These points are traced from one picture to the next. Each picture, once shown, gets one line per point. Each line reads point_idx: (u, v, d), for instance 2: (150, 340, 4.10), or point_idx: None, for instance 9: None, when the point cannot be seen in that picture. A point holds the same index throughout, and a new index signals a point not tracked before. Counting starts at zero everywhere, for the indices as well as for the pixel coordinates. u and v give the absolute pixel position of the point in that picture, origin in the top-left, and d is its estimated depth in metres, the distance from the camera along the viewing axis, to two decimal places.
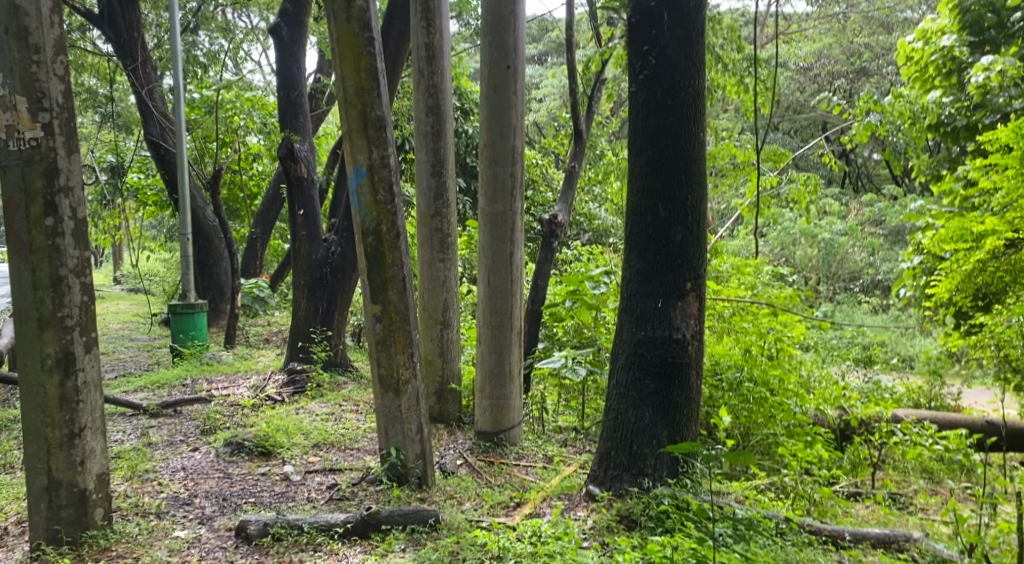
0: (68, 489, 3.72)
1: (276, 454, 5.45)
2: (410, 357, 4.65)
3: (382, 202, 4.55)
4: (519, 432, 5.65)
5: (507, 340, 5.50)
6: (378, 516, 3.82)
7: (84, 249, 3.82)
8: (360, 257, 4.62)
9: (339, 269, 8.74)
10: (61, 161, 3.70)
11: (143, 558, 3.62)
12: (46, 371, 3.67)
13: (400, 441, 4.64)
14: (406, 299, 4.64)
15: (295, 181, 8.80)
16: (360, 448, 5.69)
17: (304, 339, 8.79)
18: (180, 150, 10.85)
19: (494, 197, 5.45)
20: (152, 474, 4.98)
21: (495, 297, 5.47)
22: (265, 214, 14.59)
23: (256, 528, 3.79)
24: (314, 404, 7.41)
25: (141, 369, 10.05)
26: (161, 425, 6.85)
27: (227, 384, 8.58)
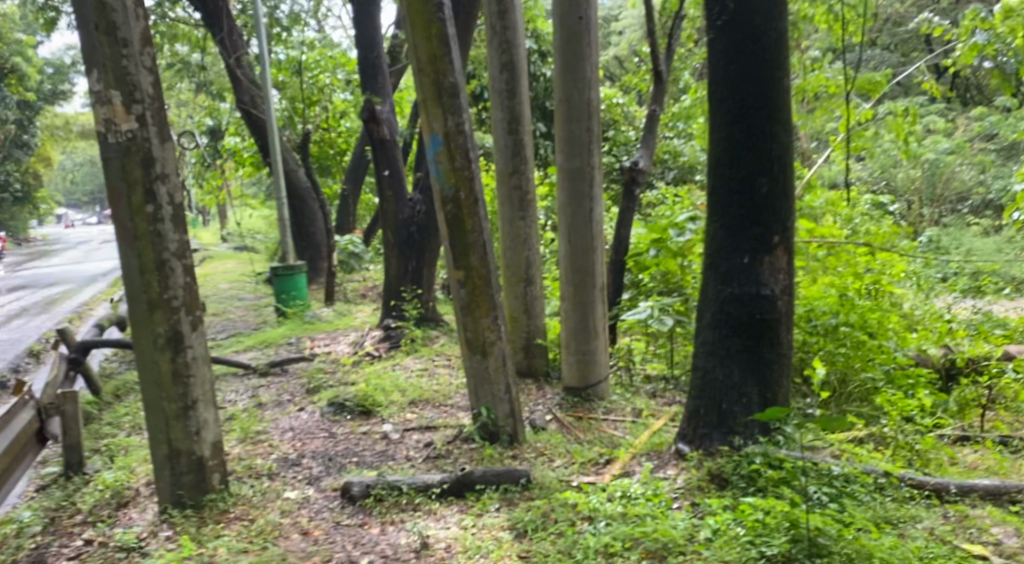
0: (187, 457, 4.04)
1: (375, 412, 5.70)
2: (495, 320, 4.73)
3: (459, 168, 4.57)
4: (607, 387, 5.67)
5: (591, 297, 5.48)
6: (472, 476, 3.97)
7: (183, 233, 4.04)
8: (441, 224, 4.69)
9: (426, 226, 8.89)
10: (155, 150, 3.89)
11: (259, 520, 3.90)
12: (159, 349, 3.95)
13: (491, 401, 4.78)
14: (487, 263, 4.69)
15: (379, 142, 8.95)
16: (454, 405, 5.86)
17: (397, 297, 9.06)
18: (270, 116, 11.18)
19: (571, 153, 5.36)
20: (263, 435, 5.32)
21: (576, 255, 5.43)
22: (354, 170, 14.92)
23: (359, 489, 4.01)
24: (410, 360, 7.67)
25: (249, 328, 10.65)
26: (270, 385, 7.27)
27: (328, 341, 8.98)
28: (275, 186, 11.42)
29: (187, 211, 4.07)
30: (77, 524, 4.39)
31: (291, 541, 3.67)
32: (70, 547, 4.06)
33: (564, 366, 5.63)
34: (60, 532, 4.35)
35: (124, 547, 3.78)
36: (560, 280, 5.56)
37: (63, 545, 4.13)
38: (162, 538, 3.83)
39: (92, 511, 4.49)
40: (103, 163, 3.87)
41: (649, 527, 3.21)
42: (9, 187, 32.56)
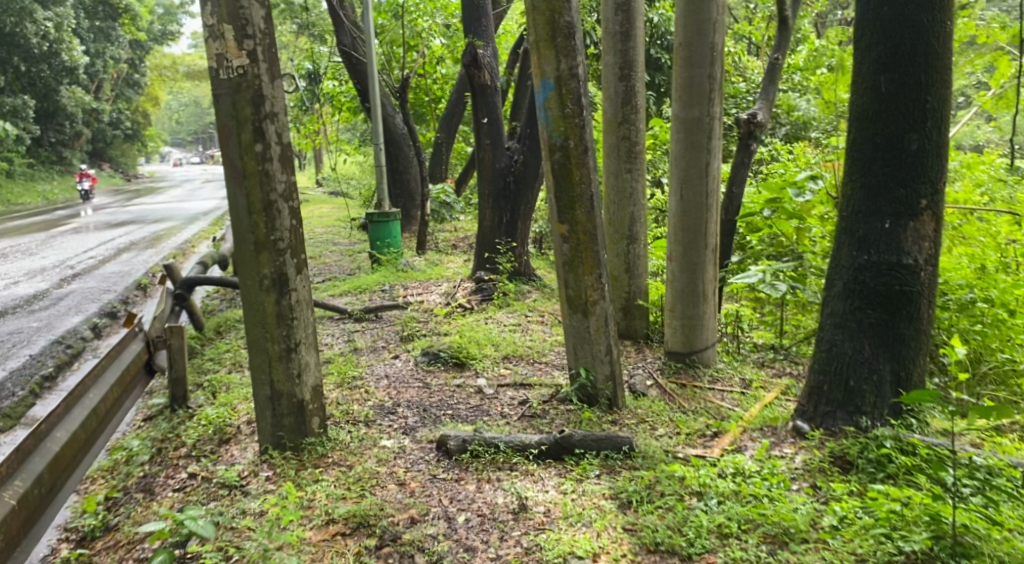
0: (288, 399, 4.04)
1: (470, 365, 5.61)
2: (599, 278, 4.49)
3: (570, 115, 4.32)
4: (713, 353, 5.38)
5: (703, 257, 5.18)
6: (571, 440, 3.80)
7: (290, 174, 3.98)
8: (547, 175, 4.47)
9: (523, 178, 8.67)
10: (265, 88, 3.80)
11: (355, 467, 3.87)
12: (264, 290, 3.94)
13: (591, 362, 4.57)
14: (594, 218, 4.44)
15: (479, 89, 8.75)
16: (548, 362, 5.70)
17: (491, 249, 8.93)
18: (370, 61, 11.14)
19: (689, 102, 5.01)
20: (359, 381, 5.32)
21: (689, 212, 5.13)
22: (449, 118, 14.81)
23: (456, 444, 3.91)
24: (503, 314, 7.55)
25: (345, 273, 10.79)
26: (365, 331, 7.32)
27: (421, 290, 8.97)
28: (373, 132, 11.43)
29: (294, 151, 4.00)
30: (182, 457, 4.52)
31: (387, 491, 3.61)
32: (176, 479, 4.19)
33: (668, 328, 5.38)
34: (167, 464, 4.50)
35: (226, 484, 3.84)
36: (670, 238, 5.27)
37: (169, 477, 4.25)
38: (261, 479, 3.85)
39: (196, 445, 4.62)
40: (213, 99, 3.82)
41: (768, 510, 2.99)
42: (123, 126, 34.17)
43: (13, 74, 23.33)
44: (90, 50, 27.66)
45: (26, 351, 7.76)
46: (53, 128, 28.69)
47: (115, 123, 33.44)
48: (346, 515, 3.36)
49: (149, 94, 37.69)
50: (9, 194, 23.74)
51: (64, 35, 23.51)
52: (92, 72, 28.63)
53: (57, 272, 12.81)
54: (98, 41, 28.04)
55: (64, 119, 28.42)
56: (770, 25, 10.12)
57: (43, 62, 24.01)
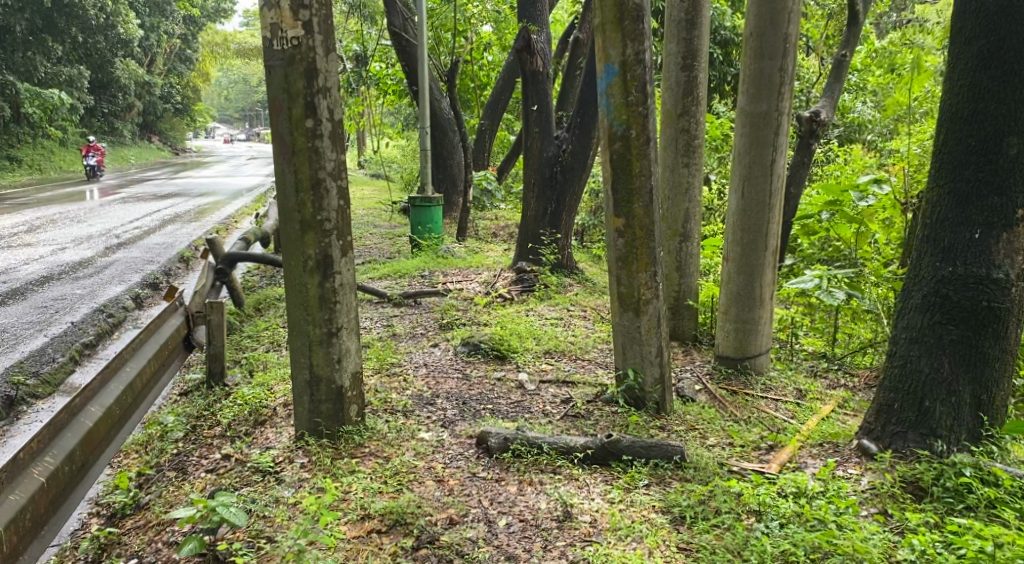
0: (327, 385, 3.91)
1: (511, 358, 5.44)
2: (653, 276, 4.27)
3: (633, 104, 4.10)
4: (767, 360, 5.13)
5: (762, 260, 4.92)
6: (618, 445, 3.62)
7: (340, 153, 3.84)
8: (605, 165, 4.26)
9: (571, 168, 8.45)
10: (320, 61, 3.66)
11: (392, 459, 3.73)
12: (307, 272, 3.81)
13: (639, 363, 4.37)
14: (652, 213, 4.22)
15: (531, 75, 8.54)
16: (592, 360, 5.51)
17: (535, 240, 8.74)
18: (421, 43, 10.99)
19: (757, 96, 4.75)
20: (397, 369, 5.18)
21: (750, 211, 4.87)
22: (495, 105, 14.62)
23: (497, 441, 3.75)
24: (544, 306, 7.36)
25: (385, 256, 10.69)
26: (404, 316, 7.19)
27: (461, 278, 8.82)
28: (420, 115, 11.28)
29: (346, 128, 3.86)
30: (217, 436, 4.45)
31: (425, 488, 3.46)
32: (209, 460, 4.12)
33: (720, 332, 5.14)
34: (201, 443, 4.43)
35: (260, 469, 3.74)
36: (727, 238, 5.02)
37: (202, 458, 4.17)
38: (296, 466, 3.73)
39: (231, 426, 4.53)
40: (266, 71, 3.68)
41: (838, 539, 2.79)
42: (173, 100, 34.63)
43: (70, 45, 23.72)
44: (145, 23, 28.01)
45: (68, 318, 7.79)
46: (106, 99, 29.15)
47: (166, 97, 33.89)
48: (382, 511, 3.22)
49: (199, 70, 38.12)
50: (60, 162, 24.19)
51: (121, 8, 23.81)
52: (146, 45, 29.00)
53: (102, 240, 12.94)
54: (153, 15, 28.39)
55: (116, 91, 28.85)
56: (835, 21, 9.73)
57: (99, 33, 24.35)
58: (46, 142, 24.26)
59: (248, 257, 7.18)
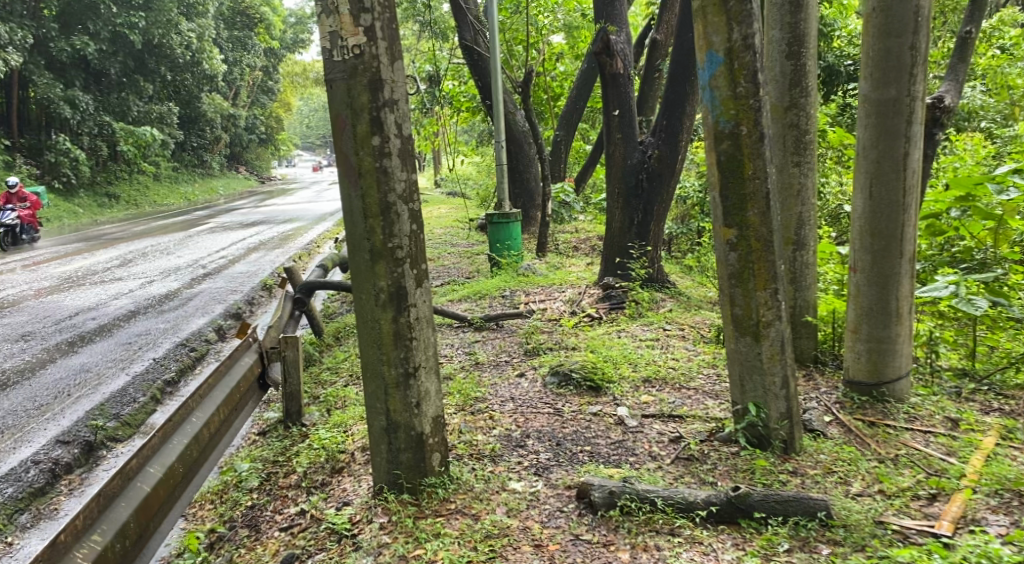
0: (406, 432, 3.49)
1: (606, 390, 4.89)
2: (774, 294, 3.69)
3: (743, 96, 3.55)
4: (908, 384, 4.43)
5: (897, 269, 4.24)
6: (748, 500, 3.09)
7: (412, 172, 3.43)
8: (712, 169, 3.71)
9: (658, 174, 7.85)
10: (385, 71, 3.26)
11: (483, 519, 3.28)
12: (380, 306, 3.42)
13: (762, 397, 3.78)
14: (770, 221, 3.64)
15: (611, 78, 8.03)
16: (699, 388, 4.91)
17: (623, 255, 8.17)
18: (493, 54, 10.62)
19: (884, 80, 4.09)
20: (482, 405, 4.73)
21: (881, 213, 4.21)
22: (569, 116, 14.10)
23: (602, 496, 3.23)
24: (637, 326, 6.78)
25: (464, 276, 10.32)
26: (486, 342, 6.78)
27: (544, 297, 8.33)
28: (495, 129, 10.89)
29: (416, 144, 3.44)
30: (292, 487, 4.10)
31: (522, 555, 3.02)
32: (284, 516, 3.78)
33: (849, 353, 4.47)
34: (276, 495, 4.09)
35: (336, 531, 3.37)
36: (854, 245, 4.37)
37: (276, 514, 3.84)
38: (375, 527, 3.34)
39: (307, 474, 4.18)
40: (328, 85, 3.32)
41: None
42: (257, 131, 35.68)
43: (161, 83, 24.65)
44: (229, 58, 28.95)
45: (151, 354, 7.71)
46: (195, 133, 30.22)
47: (251, 127, 34.95)
48: None
49: (281, 99, 39.24)
50: (154, 196, 25.11)
51: (205, 45, 24.58)
52: (230, 79, 29.95)
53: (189, 272, 13.07)
54: (237, 50, 29.31)
55: (204, 125, 29.86)
56: None
57: (187, 70, 25.23)
58: (140, 178, 25.23)
59: (324, 286, 6.92)
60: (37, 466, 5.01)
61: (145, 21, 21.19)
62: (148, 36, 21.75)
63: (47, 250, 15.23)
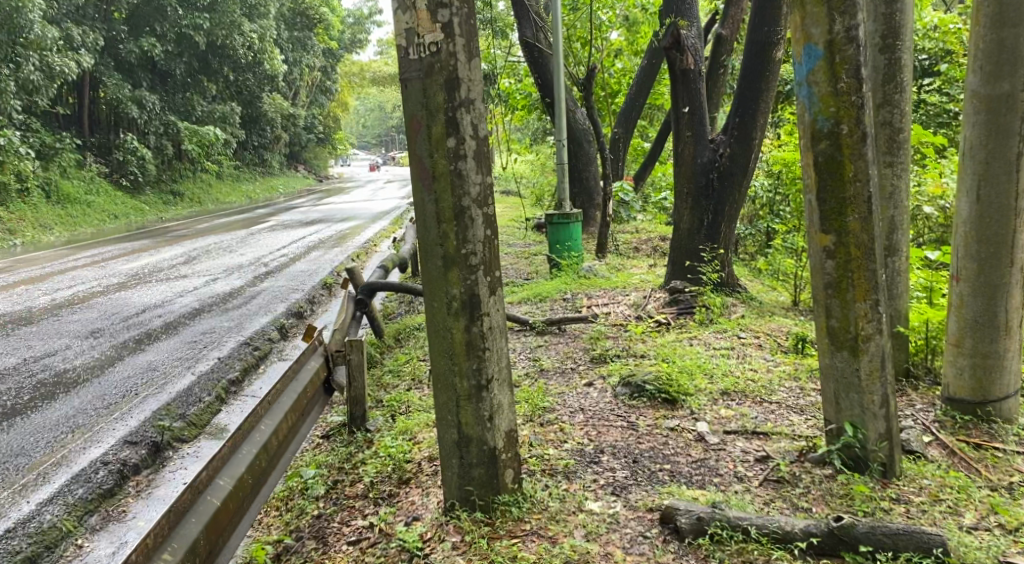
0: (478, 447, 3.34)
1: (682, 402, 4.65)
2: (875, 307, 3.42)
3: (845, 92, 3.29)
4: (1016, 403, 4.07)
5: (1007, 279, 3.90)
6: (853, 532, 2.89)
7: (487, 174, 3.26)
8: (808, 171, 3.46)
9: (729, 174, 7.53)
10: (462, 69, 3.10)
11: (562, 543, 3.13)
12: (452, 315, 3.27)
13: (860, 416, 3.51)
14: (872, 228, 3.38)
15: (680, 75, 7.74)
16: (781, 403, 4.63)
17: (691, 258, 7.88)
18: (555, 51, 10.40)
19: (996, 74, 3.76)
20: (551, 416, 4.55)
21: (989, 217, 3.87)
22: (628, 114, 13.76)
23: (689, 522, 3.09)
24: (708, 333, 6.50)
25: (523, 278, 10.15)
26: (550, 347, 6.59)
27: (608, 300, 8.10)
28: (556, 127, 10.68)
29: (491, 145, 3.27)
30: (358, 497, 4.00)
31: None
32: (351, 529, 3.68)
33: (950, 368, 4.14)
34: (343, 505, 3.99)
35: (406, 550, 3.25)
36: (957, 252, 4.05)
37: (343, 526, 3.74)
38: (447, 547, 3.21)
39: (374, 484, 4.07)
40: (402, 83, 3.18)
41: None
42: (316, 130, 36.16)
43: (224, 84, 25.14)
44: (289, 58, 29.39)
45: (215, 353, 7.76)
46: (256, 133, 30.77)
47: (309, 127, 35.42)
48: None
49: (338, 99, 39.70)
50: (217, 194, 25.65)
51: (267, 46, 24.98)
52: (289, 79, 30.41)
53: (251, 269, 13.23)
54: (297, 50, 29.74)
55: (265, 125, 30.37)
56: None
57: (249, 71, 25.67)
58: (204, 177, 25.78)
59: (387, 287, 6.84)
60: (106, 467, 5.02)
61: (210, 23, 21.64)
62: (212, 37, 22.18)
63: (116, 247, 15.62)
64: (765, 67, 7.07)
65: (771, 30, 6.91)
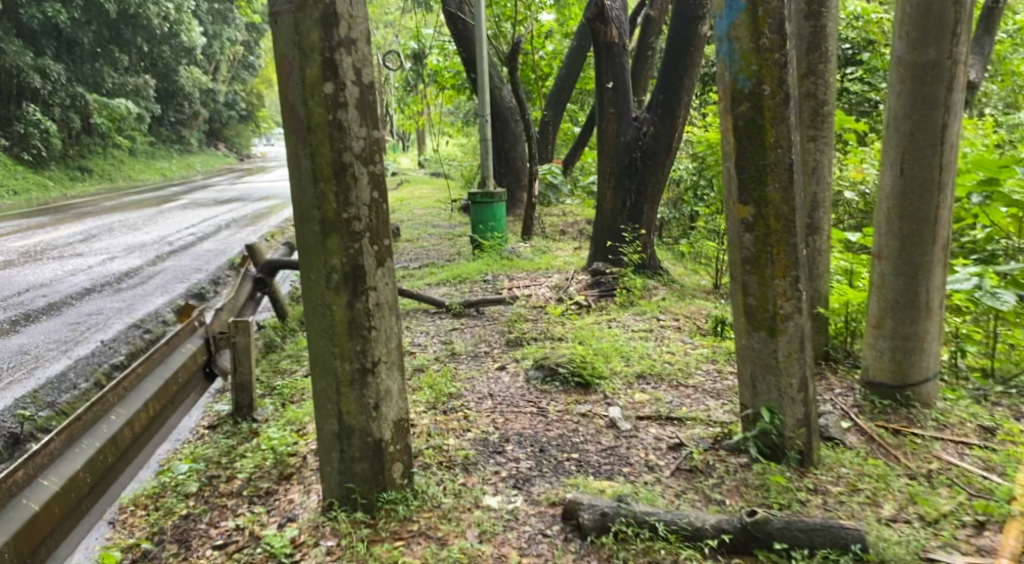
0: (361, 439, 2.94)
1: (596, 387, 4.35)
2: (795, 284, 3.19)
3: (767, 49, 3.03)
4: (935, 387, 3.93)
5: (928, 258, 3.74)
6: (767, 528, 2.65)
7: (373, 127, 2.85)
8: (727, 136, 3.20)
9: (652, 153, 7.31)
10: (340, 3, 2.68)
11: (451, 547, 2.79)
12: (332, 290, 2.84)
13: (777, 401, 3.28)
14: (793, 198, 3.13)
15: (604, 48, 7.46)
16: (698, 387, 4.40)
17: (613, 238, 7.64)
18: (478, 23, 9.97)
19: (922, 40, 3.57)
20: (456, 403, 4.18)
21: (911, 194, 3.71)
22: (557, 95, 13.50)
23: (592, 519, 2.80)
24: (628, 315, 6.26)
25: (444, 259, 9.75)
26: (465, 330, 6.22)
27: (529, 282, 7.79)
28: (479, 103, 10.26)
29: (378, 95, 2.87)
30: (232, 496, 3.57)
31: None
32: (219, 532, 3.26)
33: (869, 350, 3.98)
34: (214, 504, 3.55)
35: (273, 556, 2.86)
36: (879, 228, 3.87)
37: (211, 529, 3.31)
38: (320, 553, 2.83)
39: (251, 480, 3.65)
40: (272, 17, 2.75)
41: None
42: (239, 107, 34.71)
43: (136, 55, 23.75)
44: (209, 31, 28.04)
45: (100, 336, 7.11)
46: (174, 108, 29.29)
47: (232, 104, 33.85)
48: None
49: (263, 75, 38.13)
50: (130, 171, 24.29)
51: (185, 17, 23.78)
52: (210, 53, 29.00)
53: (156, 248, 12.40)
54: (218, 23, 28.40)
55: (183, 100, 28.85)
56: None
57: (165, 42, 24.34)
58: (116, 152, 24.37)
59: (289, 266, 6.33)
60: None
61: None
62: (124, 5, 20.89)
63: (9, 224, 14.49)
64: (690, 43, 6.84)
65: (696, 3, 6.67)
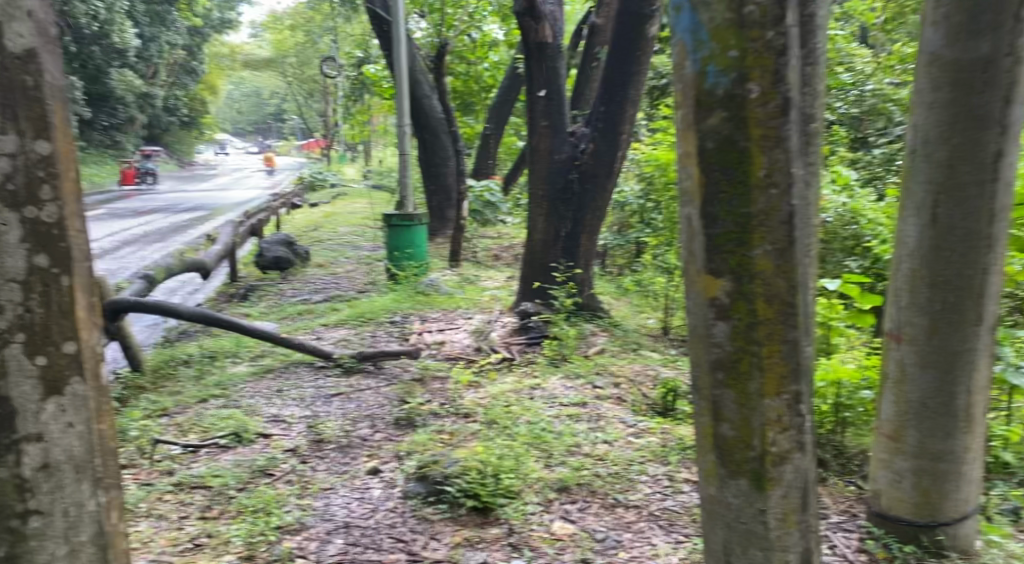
0: None
1: (499, 512, 3.05)
2: (794, 403, 2.00)
3: (755, 22, 1.82)
4: (974, 523, 2.77)
5: (971, 346, 2.56)
6: None
7: (36, 134, 1.59)
8: (688, 167, 1.98)
9: (592, 174, 6.09)
10: None
11: None
12: None
13: None
14: (790, 266, 1.93)
15: (535, 48, 6.19)
16: (642, 508, 3.15)
17: (545, 277, 6.38)
18: (398, 19, 8.63)
19: (968, 27, 2.39)
20: (287, 548, 2.83)
21: (947, 251, 2.53)
22: (499, 105, 12.25)
23: None
24: (556, 380, 4.93)
25: (353, 290, 8.34)
26: (349, 398, 4.84)
27: (444, 325, 6.46)
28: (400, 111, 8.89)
29: (54, 79, 1.62)
30: None
31: None
32: None
33: (881, 470, 2.81)
34: None
35: None
36: (898, 299, 2.69)
37: None
38: None
39: None
40: None
41: None
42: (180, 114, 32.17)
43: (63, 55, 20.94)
44: (144, 33, 24.37)
45: None
46: (105, 112, 26.09)
47: (171, 108, 30.49)
48: None
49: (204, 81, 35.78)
50: None
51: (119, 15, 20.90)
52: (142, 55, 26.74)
53: None
54: (153, 24, 24.77)
55: (116, 104, 26.11)
56: None
57: (93, 43, 21.48)
58: None
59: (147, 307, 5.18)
60: None
61: None
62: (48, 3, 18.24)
63: None
64: (636, 43, 5.67)
65: None
